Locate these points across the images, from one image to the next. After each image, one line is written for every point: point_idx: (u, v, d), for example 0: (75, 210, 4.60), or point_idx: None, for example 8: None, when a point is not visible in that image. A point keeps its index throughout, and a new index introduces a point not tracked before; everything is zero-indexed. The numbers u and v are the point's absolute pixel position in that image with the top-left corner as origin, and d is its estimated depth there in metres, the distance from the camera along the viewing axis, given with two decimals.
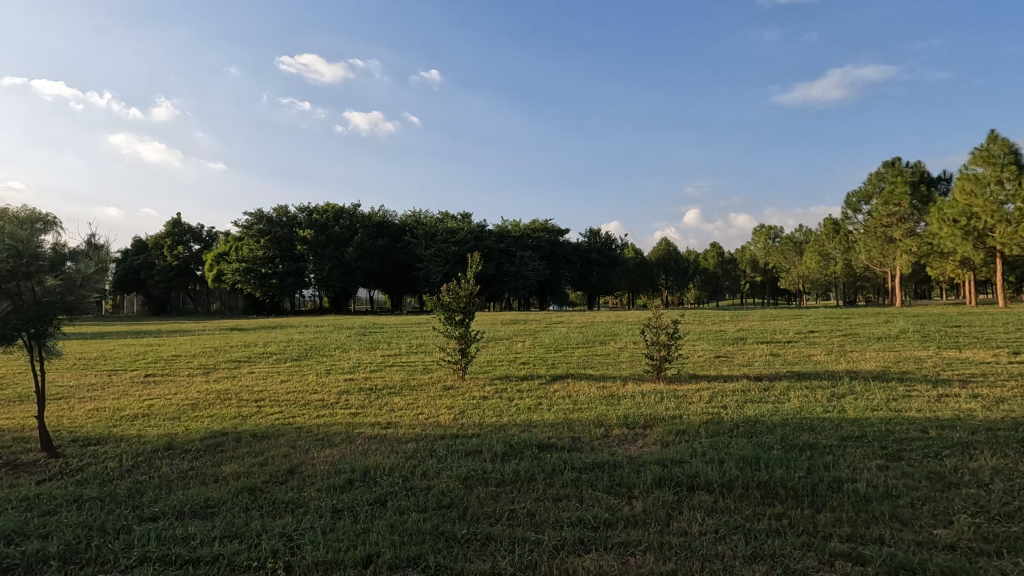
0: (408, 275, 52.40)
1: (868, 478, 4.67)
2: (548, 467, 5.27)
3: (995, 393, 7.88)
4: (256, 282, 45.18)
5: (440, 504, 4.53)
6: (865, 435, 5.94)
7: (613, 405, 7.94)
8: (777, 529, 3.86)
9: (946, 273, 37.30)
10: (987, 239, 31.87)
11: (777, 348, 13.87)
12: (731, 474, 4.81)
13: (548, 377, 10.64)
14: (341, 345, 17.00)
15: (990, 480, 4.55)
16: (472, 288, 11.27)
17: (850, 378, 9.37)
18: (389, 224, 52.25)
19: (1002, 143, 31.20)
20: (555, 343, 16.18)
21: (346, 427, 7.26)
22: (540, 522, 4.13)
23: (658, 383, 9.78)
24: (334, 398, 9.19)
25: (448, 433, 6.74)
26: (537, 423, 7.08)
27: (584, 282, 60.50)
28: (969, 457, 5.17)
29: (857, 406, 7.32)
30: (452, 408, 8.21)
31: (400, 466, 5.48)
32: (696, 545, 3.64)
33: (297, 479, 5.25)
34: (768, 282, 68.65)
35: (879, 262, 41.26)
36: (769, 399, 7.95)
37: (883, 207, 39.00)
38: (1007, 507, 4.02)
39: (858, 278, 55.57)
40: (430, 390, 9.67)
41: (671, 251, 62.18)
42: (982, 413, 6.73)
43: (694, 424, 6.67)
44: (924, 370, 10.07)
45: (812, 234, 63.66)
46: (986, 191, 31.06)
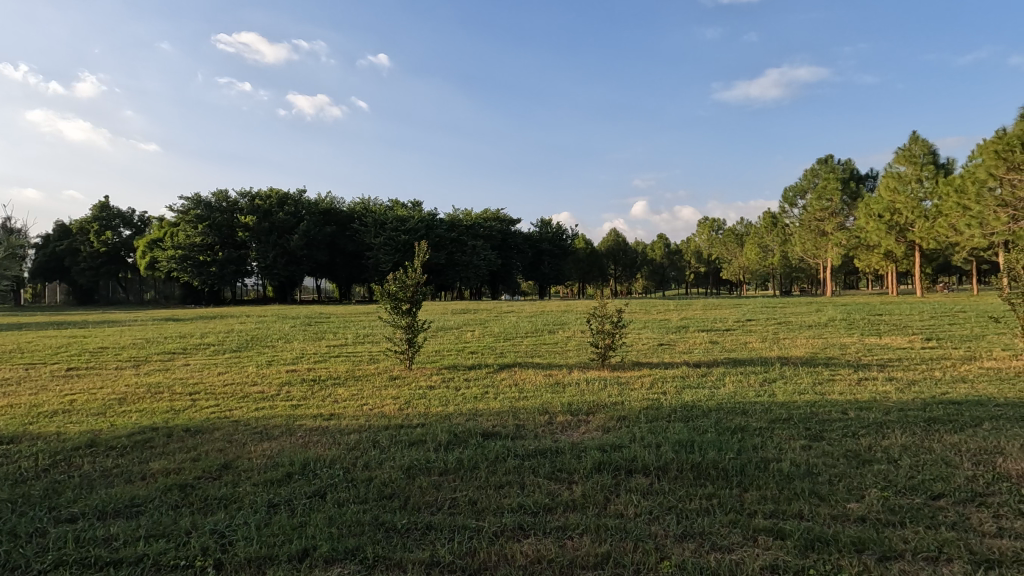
0: (357, 264, 51.35)
1: (791, 457, 4.96)
2: (491, 455, 5.30)
3: (908, 376, 8.52)
4: (194, 270, 43.23)
5: (381, 495, 4.49)
6: (792, 418, 6.29)
7: (558, 393, 8.08)
8: (707, 508, 4.04)
9: (872, 264, 39.79)
10: (908, 233, 34.20)
11: (717, 336, 14.49)
12: (666, 457, 5.00)
13: (496, 366, 10.70)
14: (284, 335, 16.49)
15: (899, 456, 4.92)
16: (419, 277, 11.13)
17: (781, 364, 9.91)
18: (337, 211, 50.89)
19: (922, 144, 33.57)
20: (504, 332, 16.29)
21: (287, 419, 7.07)
22: (482, 510, 4.17)
23: (603, 371, 10.00)
24: (275, 390, 8.91)
25: (392, 424, 6.66)
26: (482, 412, 7.10)
27: (535, 271, 60.88)
28: (882, 435, 5.57)
29: (786, 389, 7.75)
30: (398, 398, 8.12)
31: (342, 457, 5.39)
32: (630, 527, 3.76)
33: (232, 474, 5.06)
34: (711, 273, 71.73)
35: (813, 254, 43.54)
36: (706, 384, 8.31)
37: (817, 202, 41.14)
38: (911, 481, 4.36)
39: (794, 269, 58.73)
40: (376, 381, 9.53)
41: (620, 242, 63.65)
42: (896, 395, 7.27)
43: (636, 410, 6.87)
44: (848, 355, 10.77)
45: (752, 226, 66.42)
46: (907, 189, 33.41)
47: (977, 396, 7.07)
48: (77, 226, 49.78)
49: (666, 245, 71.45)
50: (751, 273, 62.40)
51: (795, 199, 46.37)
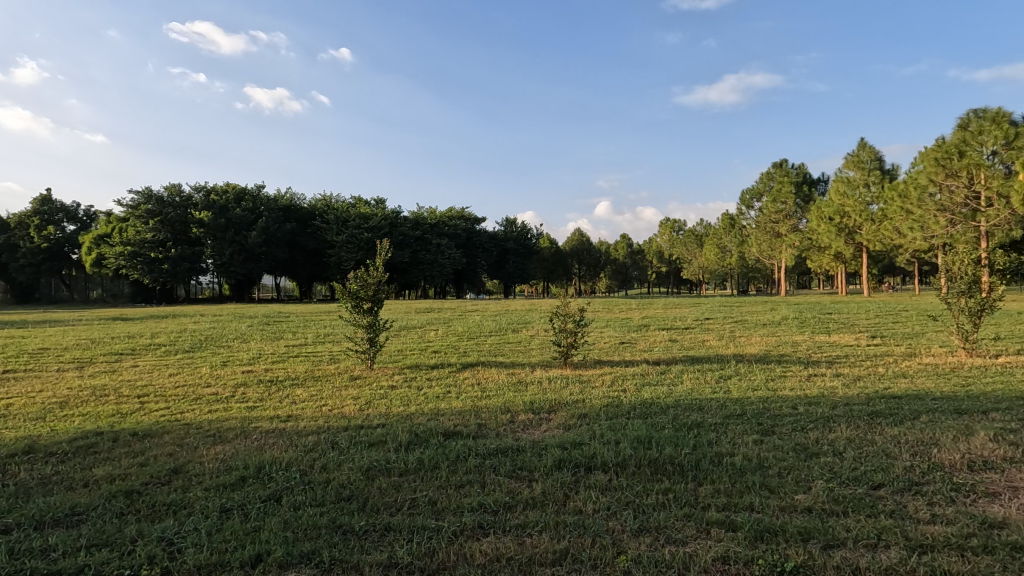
0: (318, 261, 50.28)
1: (744, 451, 5.12)
2: (452, 455, 5.28)
3: (853, 372, 8.94)
4: (144, 267, 41.47)
5: (340, 497, 4.42)
6: (745, 413, 6.51)
7: (520, 392, 8.10)
8: (663, 503, 4.14)
9: (823, 265, 41.48)
10: (856, 235, 35.82)
11: (676, 334, 14.81)
12: (624, 454, 5.09)
13: (459, 365, 10.66)
14: (241, 335, 16.03)
15: (843, 449, 5.15)
16: (382, 275, 10.99)
17: (736, 361, 10.20)
18: (297, 208, 49.67)
19: (869, 151, 35.38)
20: (468, 331, 16.26)
21: (242, 422, 6.86)
22: (441, 510, 4.15)
23: (565, 369, 10.10)
24: (229, 392, 8.63)
25: (352, 425, 6.56)
26: (444, 412, 7.06)
27: (500, 270, 60.81)
28: (828, 429, 5.82)
29: (740, 386, 8.01)
30: (358, 398, 8.00)
31: (299, 459, 5.28)
32: (588, 523, 3.83)
33: (182, 479, 4.89)
34: (672, 273, 73.58)
35: (768, 255, 45.01)
36: (665, 381, 8.50)
37: (772, 205, 42.56)
38: (854, 472, 4.57)
39: (750, 268, 60.60)
40: (336, 381, 9.36)
41: (584, 242, 64.41)
42: (842, 390, 7.61)
43: (596, 407, 6.98)
44: (799, 352, 11.20)
45: (711, 227, 68.20)
46: (856, 193, 34.99)
47: (916, 390, 7.48)
48: (14, 220, 47.00)
49: (629, 246, 72.69)
50: (710, 273, 64.09)
51: (752, 201, 47.91)
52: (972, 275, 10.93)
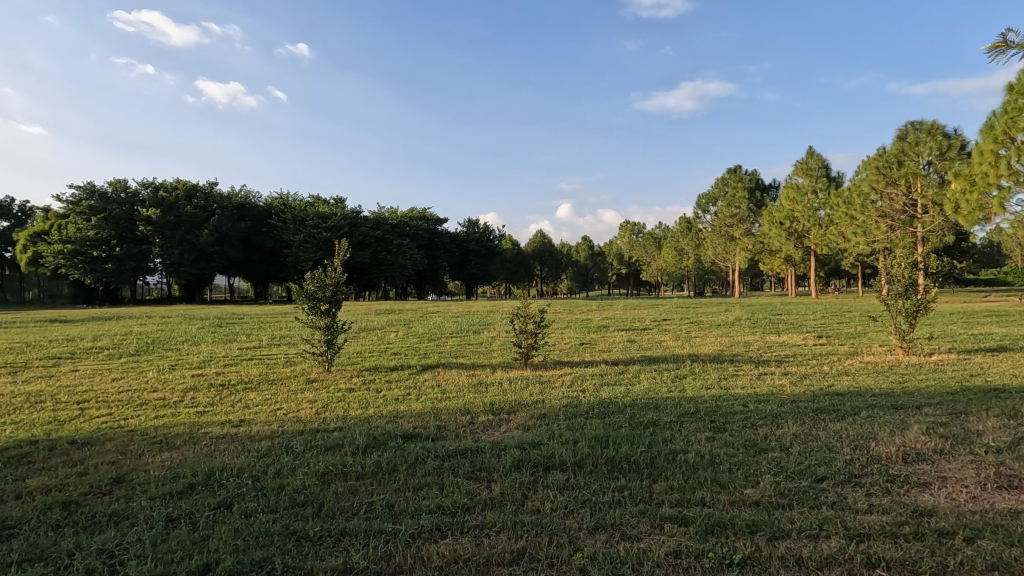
0: (274, 261, 48.95)
1: (697, 448, 5.28)
2: (411, 458, 5.24)
3: (800, 370, 9.34)
4: (86, 266, 39.40)
5: (294, 503, 4.32)
6: (699, 411, 6.71)
7: (480, 393, 8.11)
8: (619, 500, 4.22)
9: (774, 267, 43.09)
10: (804, 239, 37.39)
11: (635, 335, 15.10)
12: (582, 453, 5.16)
13: (419, 367, 10.57)
14: (190, 337, 15.44)
15: (789, 445, 5.37)
16: (339, 276, 10.78)
17: (691, 361, 10.50)
18: (252, 206, 48.13)
19: (817, 159, 36.97)
20: (429, 333, 16.12)
21: (191, 428, 6.60)
22: (399, 513, 4.11)
23: (526, 370, 10.17)
24: (178, 397, 8.29)
25: (308, 429, 6.43)
26: (403, 414, 6.99)
27: (462, 272, 60.39)
28: (776, 425, 6.06)
29: (695, 385, 8.24)
30: (315, 401, 7.83)
31: (251, 466, 5.13)
32: (545, 522, 3.86)
33: (125, 488, 4.67)
34: (631, 274, 75.10)
35: (723, 258, 46.45)
36: (623, 381, 8.66)
37: (727, 209, 43.93)
38: (799, 466, 4.78)
39: (706, 270, 62.44)
40: (292, 384, 9.12)
41: (546, 244, 64.96)
42: (790, 387, 7.94)
43: (556, 408, 7.04)
44: (750, 352, 11.61)
45: (669, 230, 69.82)
46: (804, 199, 36.53)
47: (856, 387, 7.88)
48: None
49: (589, 248, 73.71)
50: (668, 275, 65.64)
51: (707, 206, 49.38)
52: (908, 277, 11.60)
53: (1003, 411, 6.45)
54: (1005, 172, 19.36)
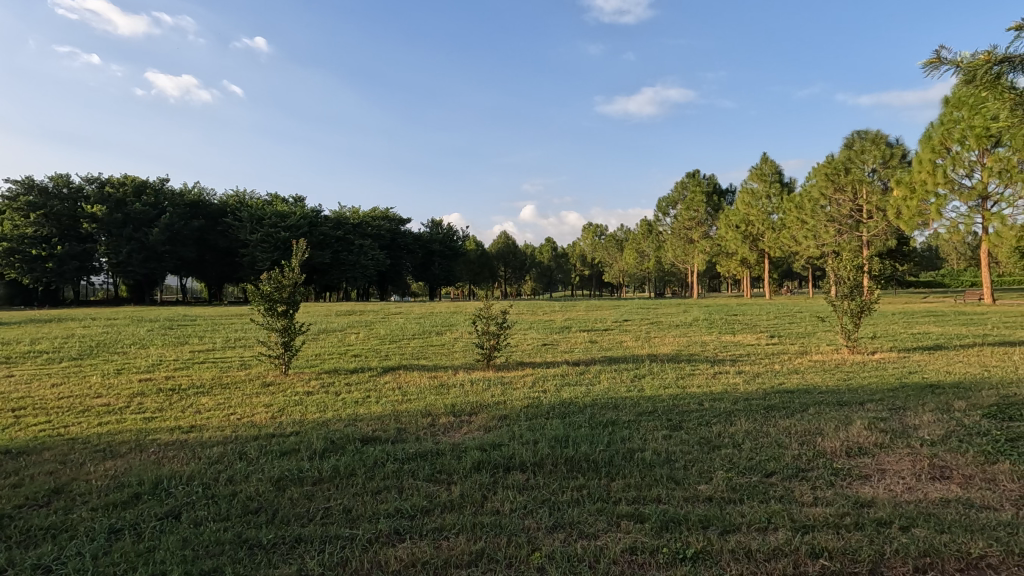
0: (230, 261, 47.42)
1: (653, 446, 5.40)
2: (370, 461, 5.17)
3: (753, 369, 9.65)
4: (24, 266, 37.24)
5: (246, 510, 4.19)
6: (657, 410, 6.86)
7: (441, 395, 8.06)
8: (577, 499, 4.28)
9: (731, 269, 44.43)
10: (759, 242, 38.72)
11: (596, 335, 15.31)
12: (542, 453, 5.21)
13: (380, 369, 10.43)
14: (138, 340, 14.78)
15: (741, 441, 5.55)
16: (297, 277, 10.54)
17: (650, 361, 10.71)
18: (206, 203, 46.47)
19: (771, 165, 38.30)
20: (391, 334, 15.93)
21: (137, 435, 6.32)
22: (356, 518, 4.05)
23: (488, 371, 10.19)
24: (123, 402, 7.93)
25: (263, 433, 6.25)
26: (363, 417, 6.90)
27: (425, 272, 59.79)
28: (729, 422, 6.26)
29: (654, 384, 8.41)
30: (271, 406, 7.62)
31: (202, 473, 4.95)
32: (504, 523, 3.88)
33: (63, 500, 4.43)
34: (594, 276, 76.17)
35: (682, 260, 47.59)
36: (584, 381, 8.77)
37: (686, 213, 45.02)
38: (750, 462, 4.95)
39: (667, 272, 63.85)
40: (247, 388, 8.85)
41: (510, 245, 65.16)
42: (743, 385, 8.21)
43: (517, 408, 7.07)
44: (707, 352, 11.94)
45: (630, 233, 71.06)
46: (759, 203, 37.80)
47: (805, 385, 8.21)
48: None
49: (553, 250, 74.36)
50: (630, 276, 66.81)
51: (667, 209, 50.51)
52: (853, 279, 12.16)
53: (937, 406, 6.84)
54: (943, 180, 21.14)
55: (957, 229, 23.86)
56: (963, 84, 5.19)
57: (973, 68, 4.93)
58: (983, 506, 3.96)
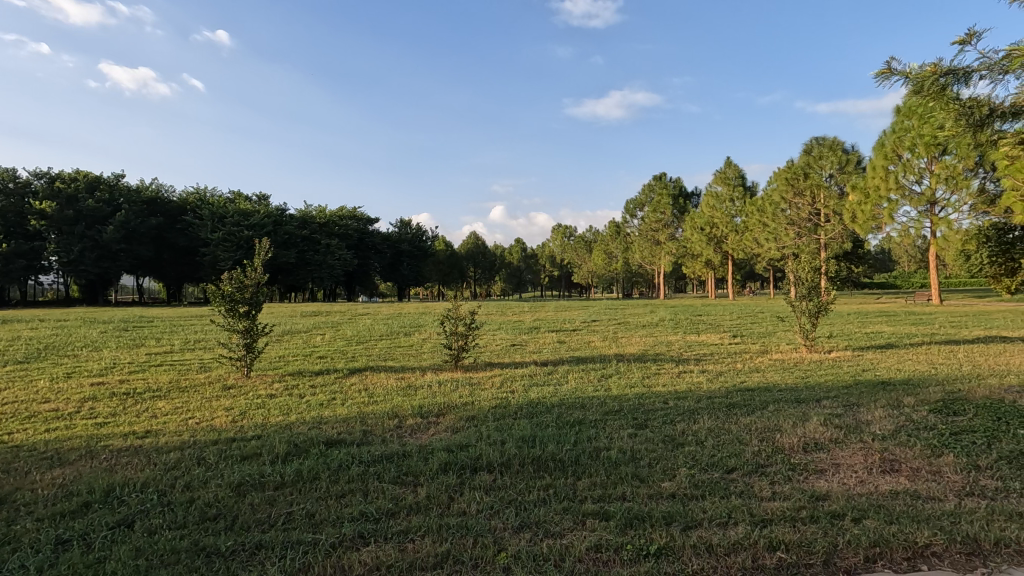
0: (189, 261, 45.93)
1: (619, 445, 5.47)
2: (334, 464, 5.08)
3: (716, 368, 9.89)
4: None
5: (204, 517, 4.07)
6: (623, 409, 6.96)
7: (409, 396, 7.98)
8: (543, 499, 4.30)
9: (696, 270, 45.40)
10: (722, 244, 39.69)
11: (565, 336, 15.43)
12: (509, 453, 5.22)
13: (346, 370, 10.28)
14: (91, 343, 14.16)
15: (704, 438, 5.68)
16: (260, 276, 10.29)
17: (616, 361, 10.86)
18: (165, 201, 44.89)
19: (734, 168, 39.29)
20: (358, 336, 15.70)
21: (88, 441, 6.06)
22: (319, 522, 3.98)
23: (456, 372, 10.15)
24: (73, 407, 7.58)
25: (223, 438, 6.07)
26: (328, 420, 6.77)
27: (394, 273, 58.63)
28: (692, 420, 6.39)
29: (620, 384, 8.53)
30: (232, 409, 7.41)
31: (158, 479, 4.78)
32: (471, 524, 3.87)
33: (6, 510, 4.22)
34: (563, 276, 76.74)
35: (649, 261, 48.39)
36: (551, 381, 8.82)
37: (653, 215, 45.80)
38: (712, 459, 5.07)
39: (634, 273, 64.81)
40: (207, 391, 8.58)
41: (480, 245, 65.10)
42: (706, 384, 8.40)
43: (484, 409, 7.06)
44: (672, 351, 12.18)
45: (599, 234, 71.81)
46: (722, 206, 38.74)
47: (765, 383, 8.46)
48: None
49: (522, 251, 74.56)
50: (598, 277, 67.56)
51: (635, 211, 51.27)
52: (811, 280, 12.58)
53: (888, 402, 7.13)
54: (895, 186, 22.16)
55: (907, 233, 24.99)
56: (911, 95, 5.45)
57: (921, 79, 5.16)
58: (928, 497, 4.16)
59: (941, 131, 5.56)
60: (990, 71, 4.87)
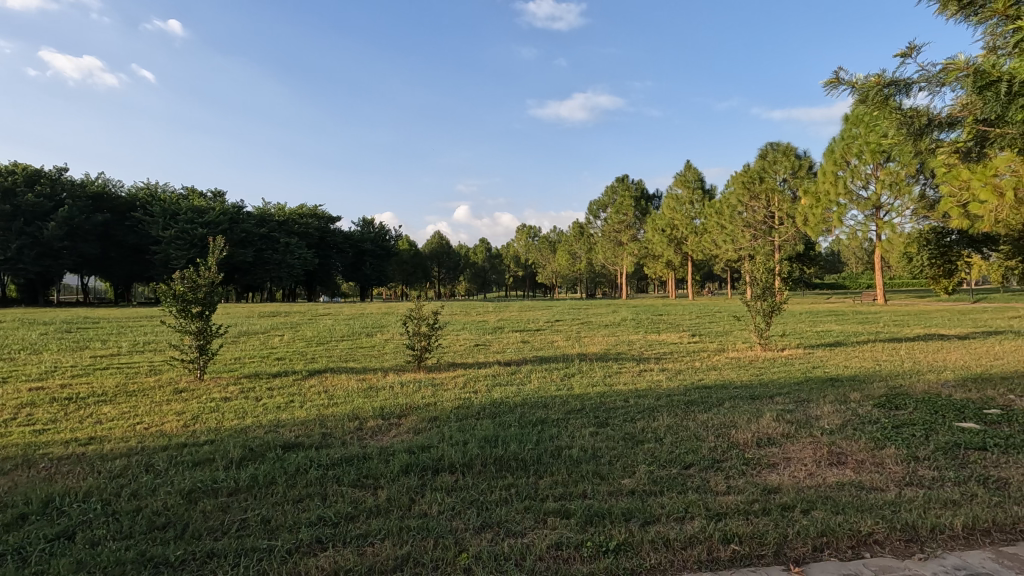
0: (139, 259, 43.98)
1: (580, 443, 5.53)
2: (291, 468, 4.95)
3: (676, 366, 10.12)
4: None
5: (153, 527, 3.91)
6: (585, 408, 7.04)
7: (370, 397, 7.87)
8: (505, 498, 4.32)
9: (657, 271, 46.35)
10: (682, 245, 40.65)
11: (528, 336, 15.51)
12: (471, 453, 5.21)
13: (306, 372, 10.05)
14: (29, 345, 13.39)
15: (662, 435, 5.80)
16: (214, 276, 9.95)
17: (579, 360, 10.97)
18: (112, 196, 42.86)
19: (693, 172, 40.30)
20: (318, 336, 15.38)
21: (24, 449, 5.71)
22: (276, 528, 3.88)
23: (419, 372, 10.07)
24: (9, 414, 7.16)
25: (173, 444, 5.84)
26: (285, 423, 6.60)
27: (356, 272, 57.85)
28: (652, 418, 6.53)
29: (583, 383, 8.62)
30: (183, 414, 7.13)
31: (103, 488, 4.57)
32: (432, 525, 3.84)
33: None
34: (528, 276, 77.14)
35: (612, 262, 49.11)
36: (514, 381, 8.84)
37: (615, 216, 46.54)
38: (670, 455, 5.18)
39: (597, 274, 65.67)
40: (157, 395, 8.25)
41: (444, 245, 64.75)
42: (666, 382, 8.60)
43: (447, 410, 7.02)
44: (634, 350, 12.40)
45: (563, 234, 72.39)
46: (682, 209, 39.71)
47: (722, 381, 8.70)
48: None
49: (487, 251, 74.51)
50: (562, 278, 68.15)
51: (598, 212, 51.97)
52: (765, 280, 13.00)
53: (836, 397, 7.45)
54: (844, 191, 23.18)
55: (855, 235, 26.16)
56: (857, 103, 5.70)
57: (866, 89, 5.41)
58: (872, 488, 4.37)
59: (885, 138, 5.87)
60: (928, 83, 5.16)
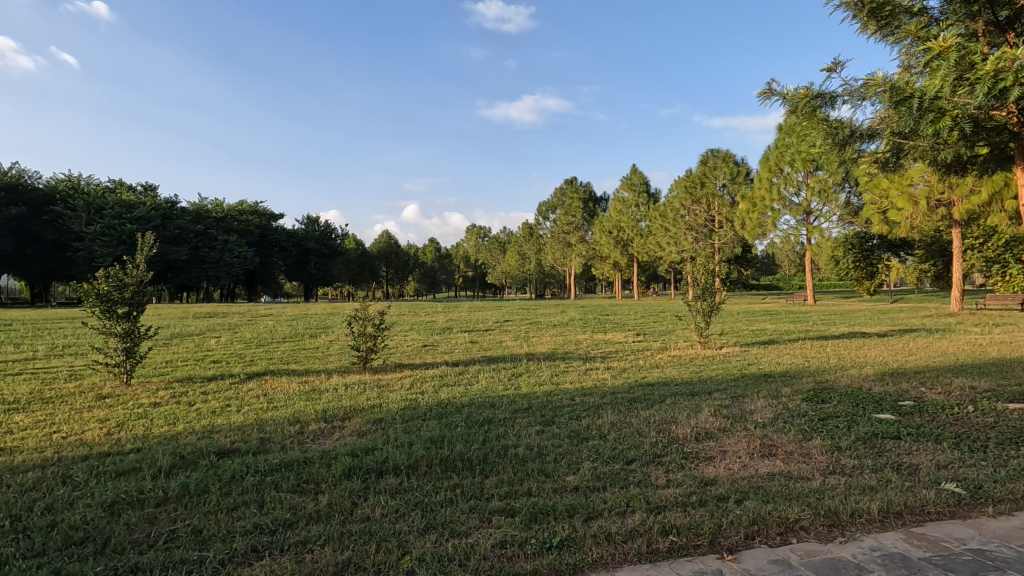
0: (59, 256, 40.89)
1: (527, 442, 5.57)
2: (226, 475, 4.74)
3: (620, 365, 10.35)
4: None
5: (69, 542, 3.64)
6: (532, 407, 7.09)
7: (313, 400, 7.64)
8: (450, 499, 4.29)
9: (604, 272, 47.33)
10: (628, 247, 41.70)
11: (476, 336, 15.49)
12: (417, 455, 5.14)
13: (243, 375, 9.62)
14: None
15: (607, 432, 5.93)
16: (142, 275, 9.37)
17: (527, 359, 11.05)
18: (28, 189, 39.74)
19: (639, 175, 41.40)
20: (259, 338, 14.82)
21: None
22: (207, 538, 3.70)
23: (364, 374, 9.85)
24: None
25: (95, 453, 5.46)
26: (220, 428, 6.30)
27: (300, 272, 56.01)
28: (597, 415, 6.66)
29: (529, 382, 8.67)
30: (106, 421, 6.68)
31: (12, 503, 4.22)
32: (375, 529, 3.77)
33: None
34: (478, 276, 76.95)
35: (560, 262, 49.78)
36: (462, 381, 8.79)
37: (564, 217, 47.25)
38: (614, 451, 5.29)
39: (546, 274, 66.35)
40: (77, 402, 7.68)
41: (392, 244, 63.70)
42: (610, 380, 8.79)
43: (392, 411, 6.90)
44: (580, 349, 12.61)
45: (513, 235, 72.76)
46: (628, 211, 40.77)
47: (663, 378, 8.98)
48: None
49: (436, 251, 73.87)
50: (512, 278, 68.51)
51: (547, 213, 52.55)
52: (705, 281, 13.51)
53: (769, 392, 7.83)
54: (777, 197, 24.39)
55: (788, 239, 27.60)
56: (788, 113, 5.99)
57: (796, 101, 5.71)
58: (799, 477, 4.62)
59: (814, 147, 6.25)
60: (851, 96, 5.52)
